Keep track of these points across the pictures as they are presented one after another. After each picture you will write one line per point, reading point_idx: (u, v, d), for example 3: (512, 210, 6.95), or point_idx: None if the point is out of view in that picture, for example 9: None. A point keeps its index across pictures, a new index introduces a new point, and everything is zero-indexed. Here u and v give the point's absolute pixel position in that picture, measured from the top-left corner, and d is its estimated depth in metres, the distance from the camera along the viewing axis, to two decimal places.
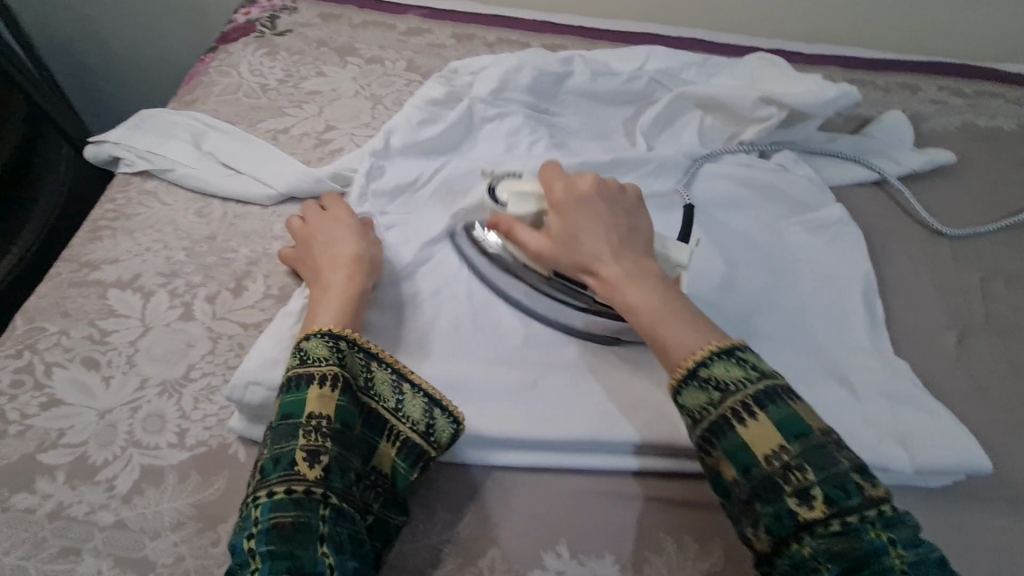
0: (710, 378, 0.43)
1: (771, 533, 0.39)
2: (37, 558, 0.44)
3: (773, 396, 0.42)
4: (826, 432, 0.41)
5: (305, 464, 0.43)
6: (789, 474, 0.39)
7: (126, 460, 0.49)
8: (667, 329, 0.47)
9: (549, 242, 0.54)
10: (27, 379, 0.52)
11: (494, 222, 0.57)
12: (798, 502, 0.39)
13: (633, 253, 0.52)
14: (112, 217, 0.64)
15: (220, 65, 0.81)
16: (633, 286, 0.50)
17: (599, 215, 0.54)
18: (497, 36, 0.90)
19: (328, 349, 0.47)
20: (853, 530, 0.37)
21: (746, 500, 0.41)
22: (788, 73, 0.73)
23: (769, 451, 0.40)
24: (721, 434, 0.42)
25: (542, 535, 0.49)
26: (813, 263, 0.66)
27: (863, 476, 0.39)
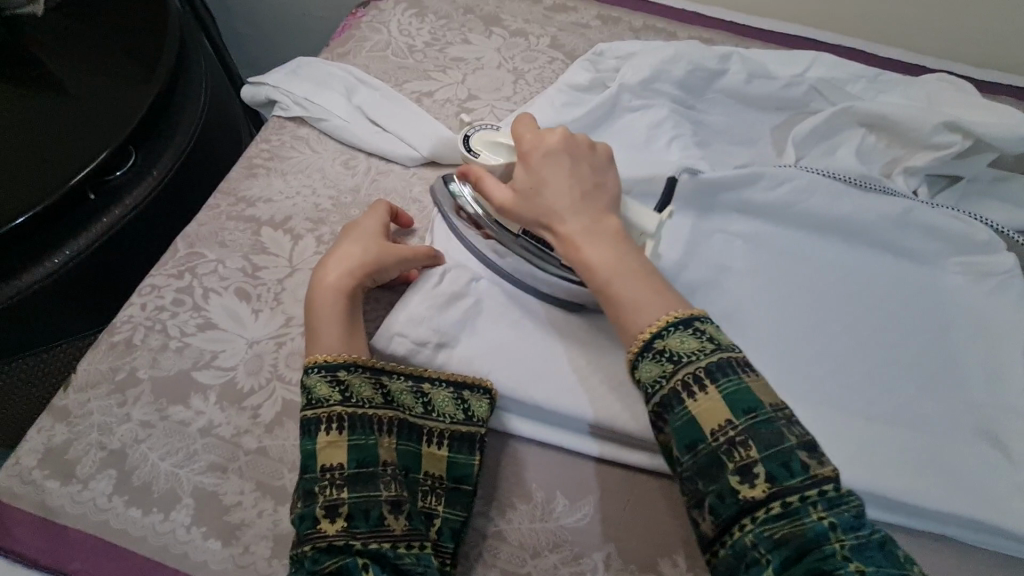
0: (665, 349, 0.43)
1: (716, 515, 0.40)
2: (190, 468, 0.47)
3: (726, 369, 0.42)
4: (777, 407, 0.42)
5: (326, 520, 0.42)
6: (733, 451, 0.40)
7: (270, 391, 0.51)
8: (622, 287, 0.46)
9: (511, 194, 0.51)
10: (186, 300, 0.55)
11: (463, 171, 0.54)
12: (740, 481, 0.40)
13: (592, 207, 0.50)
14: (267, 157, 0.67)
15: (372, 21, 0.82)
16: (593, 241, 0.48)
17: (566, 163, 0.51)
18: (644, 22, 0.87)
19: (329, 385, 0.46)
20: (792, 513, 0.38)
21: (692, 479, 0.42)
22: (973, 105, 0.69)
23: (714, 427, 0.41)
24: (670, 408, 0.43)
25: (664, 541, 0.48)
26: (961, 309, 0.61)
27: (811, 456, 0.40)
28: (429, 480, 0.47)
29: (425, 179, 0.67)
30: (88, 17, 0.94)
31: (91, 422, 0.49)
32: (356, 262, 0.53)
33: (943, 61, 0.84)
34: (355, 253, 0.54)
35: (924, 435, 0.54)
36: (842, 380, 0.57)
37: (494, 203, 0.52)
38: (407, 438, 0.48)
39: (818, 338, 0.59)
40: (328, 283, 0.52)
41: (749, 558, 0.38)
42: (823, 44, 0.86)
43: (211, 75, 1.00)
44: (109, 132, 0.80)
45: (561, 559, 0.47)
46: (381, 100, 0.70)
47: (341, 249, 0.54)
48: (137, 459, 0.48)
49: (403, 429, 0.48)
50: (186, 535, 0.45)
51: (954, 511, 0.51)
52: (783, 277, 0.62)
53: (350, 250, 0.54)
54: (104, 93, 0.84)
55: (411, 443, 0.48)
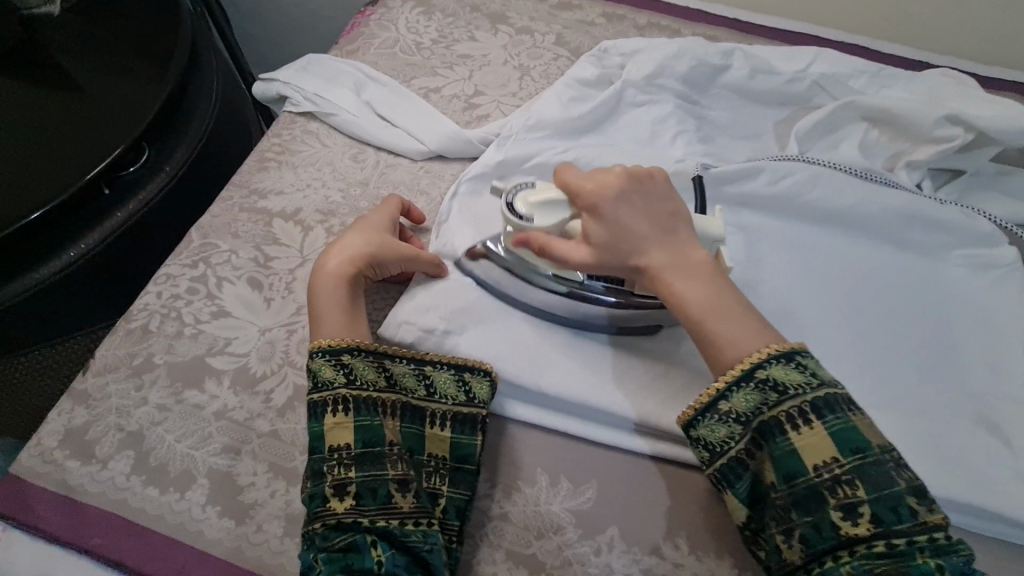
0: (767, 379, 0.44)
1: (808, 544, 0.42)
2: (205, 450, 0.49)
3: (833, 406, 0.43)
4: (886, 449, 0.43)
5: (335, 498, 0.44)
6: (837, 488, 0.42)
7: (282, 376, 0.53)
8: (719, 325, 0.47)
9: (589, 249, 0.49)
10: (200, 288, 0.57)
11: (524, 238, 0.50)
12: (843, 517, 0.41)
13: (674, 239, 0.50)
14: (278, 151, 0.68)
15: (380, 19, 0.84)
16: (684, 277, 0.48)
17: (636, 205, 0.51)
18: (648, 19, 0.88)
19: (333, 368, 0.48)
20: (897, 553, 0.40)
21: (784, 506, 0.43)
22: (974, 99, 0.70)
23: (820, 462, 0.42)
24: (770, 437, 0.44)
25: (667, 525, 0.49)
26: (965, 300, 0.62)
27: (920, 502, 0.41)
28: (433, 462, 0.48)
29: (433, 172, 0.68)
30: (103, 17, 0.96)
31: (110, 405, 0.51)
32: (358, 253, 0.54)
33: (946, 57, 0.85)
34: (357, 243, 0.55)
35: (925, 422, 0.55)
36: (844, 369, 0.57)
37: (571, 264, 0.50)
38: (410, 420, 0.49)
39: (820, 328, 0.60)
40: (329, 272, 0.53)
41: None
42: (826, 40, 0.86)
43: (222, 73, 1.02)
44: (123, 128, 0.82)
45: (566, 541, 0.48)
46: (390, 96, 0.71)
47: (345, 239, 0.55)
48: (153, 441, 0.49)
49: (406, 412, 0.49)
50: (201, 514, 0.46)
51: (955, 497, 0.51)
52: (785, 267, 0.63)
53: (352, 240, 0.55)
54: (118, 90, 0.86)
55: (414, 425, 0.49)
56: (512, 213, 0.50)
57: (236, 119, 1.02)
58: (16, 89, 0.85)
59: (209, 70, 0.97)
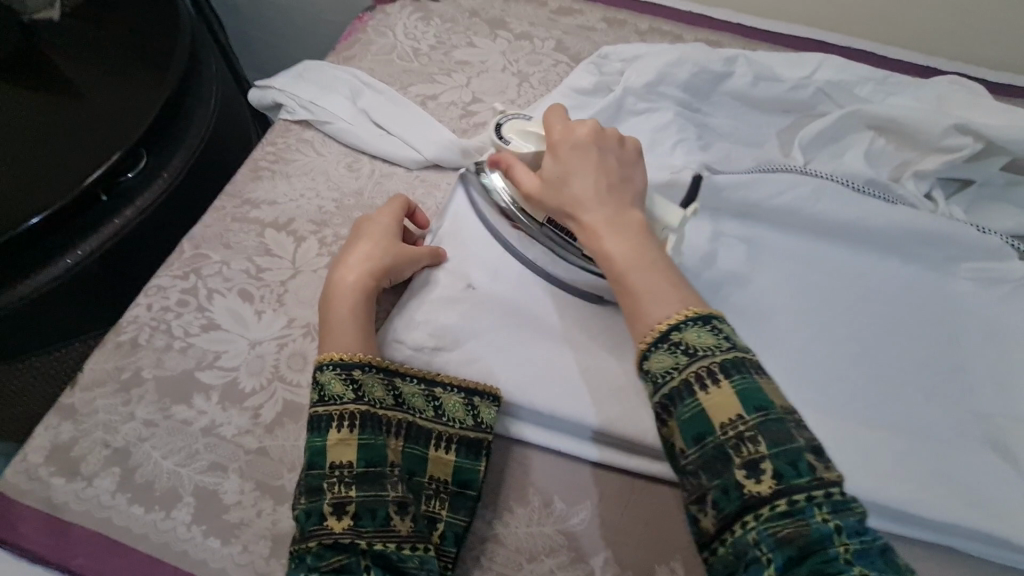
0: (680, 342, 0.42)
1: (719, 510, 0.39)
2: (191, 467, 0.48)
3: (740, 367, 0.41)
4: (787, 410, 0.41)
5: (333, 517, 0.42)
6: (740, 446, 0.39)
7: (271, 392, 0.52)
8: (637, 277, 0.45)
9: (538, 182, 0.51)
10: (191, 300, 0.56)
11: (495, 159, 0.54)
12: (746, 476, 0.38)
13: (616, 198, 0.49)
14: (272, 160, 0.67)
15: (378, 25, 0.83)
16: (613, 232, 0.47)
17: (592, 154, 0.51)
18: (649, 24, 0.86)
19: (343, 383, 0.47)
20: (798, 512, 0.37)
21: (693, 471, 0.40)
22: (984, 107, 0.68)
23: (725, 420, 0.40)
24: (678, 400, 0.41)
25: (663, 549, 0.48)
26: (973, 315, 0.60)
27: (818, 458, 0.39)
28: (433, 484, 0.48)
29: (428, 181, 0.67)
30: (102, 23, 0.96)
31: (96, 420, 0.50)
32: (376, 262, 0.54)
33: (955, 63, 0.83)
34: (373, 254, 0.54)
35: (932, 444, 0.53)
36: (848, 387, 0.56)
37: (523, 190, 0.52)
38: (415, 441, 0.48)
39: (823, 345, 0.58)
40: (349, 285, 0.52)
41: (749, 556, 0.37)
42: (832, 46, 0.85)
43: (221, 80, 1.02)
44: (121, 135, 0.82)
45: (559, 563, 0.47)
46: (385, 103, 0.70)
47: (357, 249, 0.55)
48: (140, 458, 0.48)
49: (411, 432, 0.48)
50: (186, 533, 0.45)
51: (963, 524, 0.50)
52: (786, 282, 0.61)
53: (367, 250, 0.54)
54: (116, 97, 0.86)
55: (418, 447, 0.48)
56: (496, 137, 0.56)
57: (234, 126, 1.01)
58: (13, 96, 0.85)
59: (207, 77, 0.97)
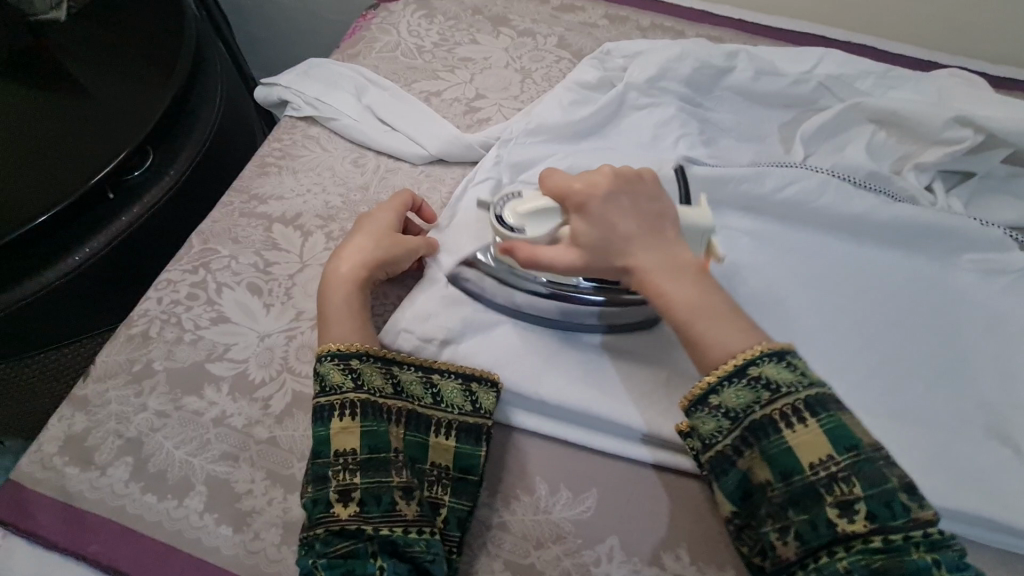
0: (761, 377, 0.44)
1: (803, 540, 0.41)
2: (203, 457, 0.49)
3: (825, 404, 0.43)
4: (876, 447, 0.42)
5: (339, 504, 0.43)
6: (833, 485, 0.41)
7: (281, 383, 0.52)
8: (706, 327, 0.45)
9: (578, 251, 0.48)
10: (200, 294, 0.57)
11: (509, 249, 0.49)
12: (839, 514, 0.40)
13: (664, 240, 0.49)
14: (279, 156, 0.68)
15: (382, 23, 0.84)
16: (672, 278, 0.47)
17: (624, 207, 0.49)
18: (651, 21, 0.87)
19: (341, 372, 0.47)
20: (894, 550, 0.39)
21: (780, 505, 0.42)
22: (984, 99, 0.68)
23: (816, 459, 0.42)
24: (764, 435, 0.43)
25: (668, 535, 0.48)
26: (974, 306, 0.61)
27: (912, 497, 0.41)
28: (435, 471, 0.48)
29: (433, 177, 0.68)
30: (109, 23, 0.97)
31: (109, 411, 0.51)
32: (370, 253, 0.54)
33: (954, 57, 0.83)
34: (368, 244, 0.55)
35: (933, 432, 0.54)
36: (850, 376, 0.57)
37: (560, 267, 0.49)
38: (415, 428, 0.48)
39: (825, 335, 0.59)
40: (343, 275, 0.53)
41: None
42: (833, 41, 0.85)
43: (226, 79, 1.02)
44: (127, 133, 0.83)
45: (565, 550, 0.48)
46: (390, 100, 0.71)
47: (352, 240, 0.55)
48: (153, 448, 0.49)
49: (412, 419, 0.48)
50: (199, 521, 0.46)
51: (963, 509, 0.50)
52: (788, 274, 0.62)
53: (363, 241, 0.55)
54: (123, 96, 0.87)
55: (419, 433, 0.48)
56: (502, 224, 0.50)
57: (238, 124, 1.02)
58: (22, 95, 0.86)
59: (213, 75, 0.97)
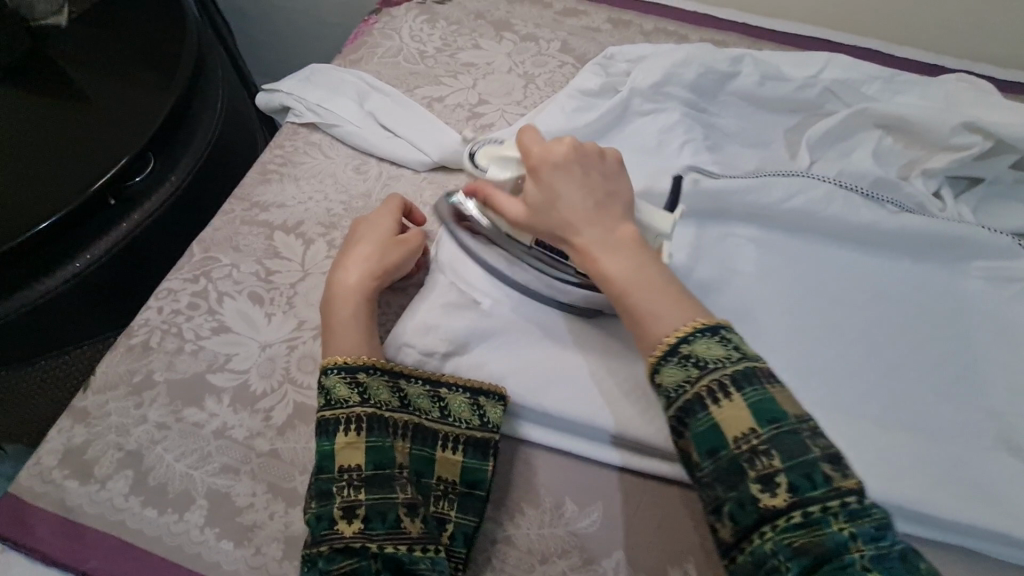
0: (691, 354, 0.43)
1: (735, 522, 0.39)
2: (204, 470, 0.48)
3: (750, 377, 0.42)
4: (801, 418, 0.41)
5: (344, 521, 0.42)
6: (755, 459, 0.39)
7: (282, 394, 0.52)
8: (642, 300, 0.45)
9: (524, 209, 0.50)
10: (201, 303, 0.56)
11: (472, 189, 0.53)
12: (761, 489, 0.39)
13: (609, 217, 0.49)
14: (280, 163, 0.68)
15: (384, 28, 0.83)
16: (609, 252, 0.47)
17: (575, 175, 0.50)
18: (655, 25, 0.86)
19: (348, 387, 0.47)
20: (814, 522, 0.37)
21: (710, 484, 0.41)
22: (992, 104, 0.68)
23: (738, 434, 0.40)
24: (692, 413, 0.41)
25: (674, 549, 0.48)
26: (981, 314, 0.60)
27: (835, 467, 0.39)
28: (442, 485, 0.48)
29: (436, 183, 0.67)
30: (110, 28, 0.96)
31: (109, 423, 0.50)
32: (377, 262, 0.54)
33: (960, 61, 0.82)
34: (375, 254, 0.54)
35: (943, 444, 0.53)
36: (858, 386, 0.56)
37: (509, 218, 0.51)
38: (422, 442, 0.48)
39: (833, 345, 0.58)
40: (351, 285, 0.52)
41: (769, 567, 0.37)
42: (838, 45, 0.85)
43: (228, 84, 1.02)
44: (127, 139, 0.82)
45: (570, 564, 0.47)
46: (392, 106, 0.71)
47: (357, 248, 0.55)
48: (153, 461, 0.48)
49: (418, 433, 0.48)
50: (200, 536, 0.46)
51: (975, 523, 0.49)
52: (794, 282, 0.61)
53: (369, 250, 0.54)
54: (126, 101, 0.86)
55: (425, 448, 0.48)
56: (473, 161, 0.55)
57: (239, 130, 1.01)
58: (22, 101, 0.85)
59: (213, 80, 0.97)
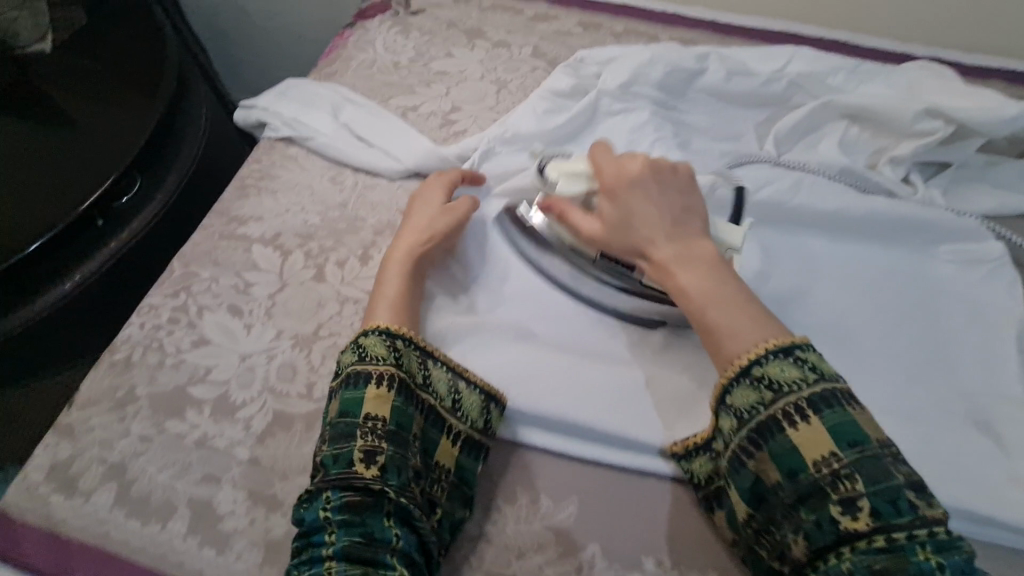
0: (763, 376, 0.43)
1: (810, 539, 0.40)
2: (185, 480, 0.49)
3: (830, 400, 0.41)
4: (883, 443, 0.40)
5: (362, 463, 0.44)
6: (837, 482, 0.39)
7: (262, 403, 0.53)
8: (717, 315, 0.45)
9: (599, 225, 0.51)
10: (182, 317, 0.58)
11: (548, 204, 0.55)
12: (842, 511, 0.39)
13: (685, 234, 0.49)
14: (258, 177, 0.69)
15: (358, 40, 0.85)
16: (686, 267, 0.47)
17: (652, 191, 0.50)
18: (625, 26, 0.88)
19: (386, 349, 0.48)
20: (898, 549, 0.37)
21: (790, 504, 0.41)
22: (955, 90, 0.69)
23: (818, 457, 0.40)
24: (768, 435, 0.42)
25: (648, 541, 0.48)
26: (953, 295, 0.61)
27: (919, 495, 0.39)
28: (439, 471, 0.48)
29: (410, 191, 0.68)
30: (93, 52, 0.98)
31: (93, 438, 0.51)
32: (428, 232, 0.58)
33: (925, 49, 0.84)
34: (427, 226, 0.58)
35: (915, 425, 0.54)
36: (831, 371, 0.57)
37: (583, 235, 0.53)
38: (434, 425, 0.49)
39: (806, 332, 0.59)
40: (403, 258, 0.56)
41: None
42: (805, 38, 0.86)
43: (209, 102, 1.04)
44: (114, 158, 0.84)
45: (548, 558, 0.48)
46: (366, 117, 0.72)
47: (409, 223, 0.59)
48: (136, 473, 0.50)
49: (433, 415, 0.49)
50: (182, 544, 0.47)
51: (947, 502, 0.50)
52: (770, 270, 0.62)
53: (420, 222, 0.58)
54: (110, 122, 0.88)
55: (435, 431, 0.48)
56: (544, 178, 0.56)
57: (221, 147, 1.03)
58: (7, 127, 0.87)
59: (195, 101, 0.99)
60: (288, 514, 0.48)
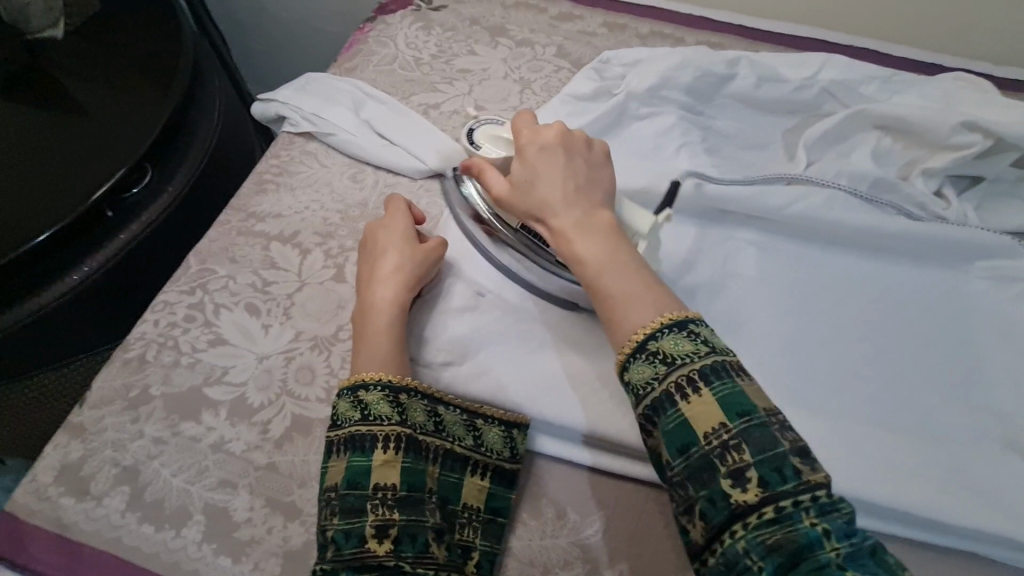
0: (657, 351, 0.41)
1: (706, 520, 0.38)
2: (201, 485, 0.48)
3: (720, 371, 0.40)
4: (770, 411, 0.39)
5: (374, 540, 0.41)
6: (726, 454, 0.38)
7: (280, 406, 0.51)
8: (610, 280, 0.44)
9: (507, 186, 0.50)
10: (197, 316, 0.56)
11: (466, 165, 0.54)
12: (731, 485, 0.37)
13: (588, 201, 0.48)
14: (276, 172, 0.67)
15: (379, 35, 0.83)
16: (585, 235, 0.46)
17: (560, 160, 0.50)
18: (651, 28, 0.86)
19: (390, 406, 0.46)
20: (785, 519, 0.35)
21: (681, 484, 0.39)
22: (991, 104, 0.68)
23: (708, 430, 0.38)
24: (661, 412, 0.40)
25: (678, 558, 0.47)
26: (987, 315, 0.59)
27: (804, 461, 0.37)
28: (466, 512, 0.47)
29: (433, 191, 0.67)
30: (106, 41, 0.96)
31: (106, 438, 0.50)
32: (407, 271, 0.53)
33: (957, 59, 0.82)
34: (405, 265, 0.53)
35: (948, 447, 0.52)
36: (861, 392, 0.55)
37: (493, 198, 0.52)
38: (450, 468, 0.47)
39: (836, 349, 0.57)
40: (388, 300, 0.51)
41: (740, 566, 0.35)
42: (835, 45, 0.84)
43: (223, 93, 1.02)
44: (122, 152, 0.82)
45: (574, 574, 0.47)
46: (388, 114, 0.70)
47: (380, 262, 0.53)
48: (149, 476, 0.48)
49: (447, 459, 0.47)
50: (197, 552, 0.45)
51: (981, 527, 0.49)
52: (796, 287, 0.61)
53: (395, 261, 0.53)
54: (120, 114, 0.86)
55: (453, 473, 0.47)
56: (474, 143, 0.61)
57: (233, 138, 1.01)
58: (18, 114, 0.85)
59: (208, 91, 0.96)
60: (306, 523, 0.46)
